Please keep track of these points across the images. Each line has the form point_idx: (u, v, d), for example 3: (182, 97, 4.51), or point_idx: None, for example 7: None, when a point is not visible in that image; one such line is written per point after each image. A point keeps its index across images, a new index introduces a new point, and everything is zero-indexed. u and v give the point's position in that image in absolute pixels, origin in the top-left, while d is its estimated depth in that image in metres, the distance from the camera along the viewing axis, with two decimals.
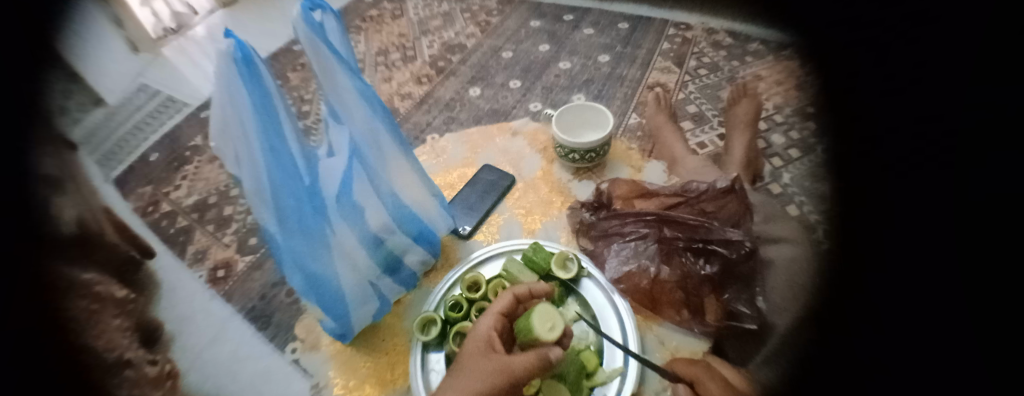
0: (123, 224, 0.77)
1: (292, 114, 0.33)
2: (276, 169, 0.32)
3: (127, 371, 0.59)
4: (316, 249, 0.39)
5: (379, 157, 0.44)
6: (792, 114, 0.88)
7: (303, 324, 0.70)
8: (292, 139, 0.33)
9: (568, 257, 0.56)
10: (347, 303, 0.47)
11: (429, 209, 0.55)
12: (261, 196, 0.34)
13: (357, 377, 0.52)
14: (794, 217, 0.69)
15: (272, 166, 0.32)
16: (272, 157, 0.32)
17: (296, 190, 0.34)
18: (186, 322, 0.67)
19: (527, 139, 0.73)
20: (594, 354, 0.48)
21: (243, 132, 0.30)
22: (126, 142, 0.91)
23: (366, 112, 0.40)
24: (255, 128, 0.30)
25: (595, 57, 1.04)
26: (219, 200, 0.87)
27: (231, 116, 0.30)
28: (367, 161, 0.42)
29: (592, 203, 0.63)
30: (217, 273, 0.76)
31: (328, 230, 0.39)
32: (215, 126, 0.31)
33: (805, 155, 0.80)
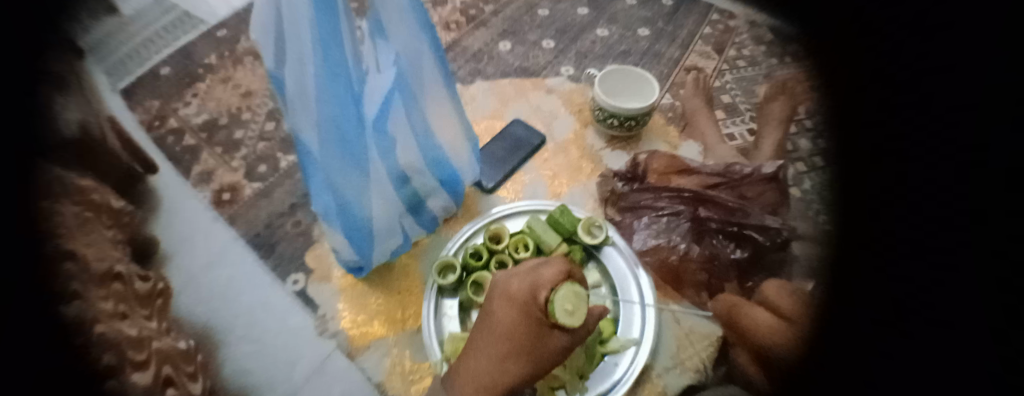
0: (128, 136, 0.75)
1: (346, 17, 0.29)
2: (324, 77, 0.29)
3: (117, 284, 0.54)
4: (348, 173, 0.37)
5: (421, 86, 0.40)
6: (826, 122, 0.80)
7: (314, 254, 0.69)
8: (343, 47, 0.30)
9: (595, 223, 0.53)
10: (370, 237, 0.46)
11: (461, 156, 0.52)
12: (307, 107, 0.31)
13: (367, 313, 0.54)
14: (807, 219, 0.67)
15: (320, 71, 0.29)
16: (322, 60, 0.29)
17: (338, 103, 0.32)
18: (187, 244, 0.66)
19: (562, 99, 0.70)
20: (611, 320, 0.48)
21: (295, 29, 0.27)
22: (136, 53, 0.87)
23: (416, 33, 0.36)
24: (307, 27, 0.27)
25: (633, 30, 0.99)
26: (228, 123, 0.83)
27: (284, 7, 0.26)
28: (410, 89, 0.39)
29: (625, 174, 0.60)
30: (223, 195, 0.73)
31: (362, 153, 0.37)
32: (258, 16, 0.27)
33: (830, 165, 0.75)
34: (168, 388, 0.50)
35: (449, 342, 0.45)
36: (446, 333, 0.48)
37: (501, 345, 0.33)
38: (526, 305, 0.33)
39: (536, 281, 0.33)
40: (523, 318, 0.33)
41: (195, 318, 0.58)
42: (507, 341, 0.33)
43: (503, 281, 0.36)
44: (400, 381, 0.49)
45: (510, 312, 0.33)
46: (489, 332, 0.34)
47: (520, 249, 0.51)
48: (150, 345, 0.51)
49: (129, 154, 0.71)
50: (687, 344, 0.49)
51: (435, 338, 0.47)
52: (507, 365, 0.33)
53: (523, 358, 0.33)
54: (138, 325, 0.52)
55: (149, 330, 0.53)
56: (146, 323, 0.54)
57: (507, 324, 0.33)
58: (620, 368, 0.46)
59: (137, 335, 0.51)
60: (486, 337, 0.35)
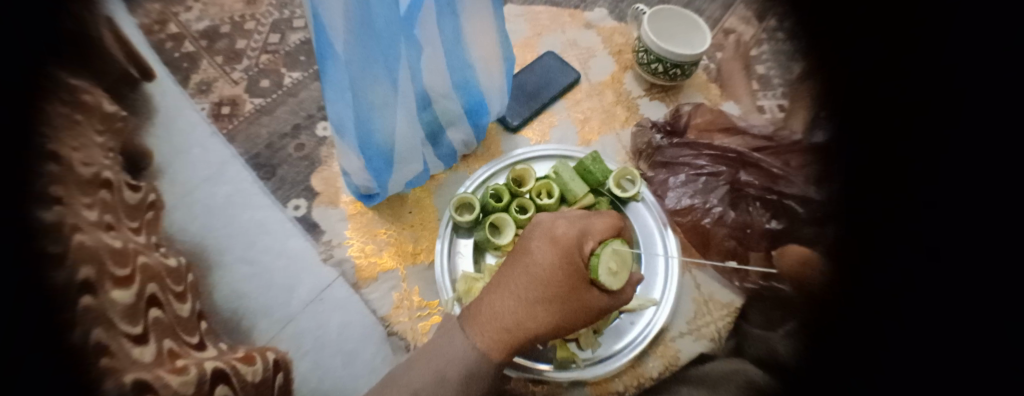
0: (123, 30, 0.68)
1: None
2: None
3: (105, 192, 0.44)
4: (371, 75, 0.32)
5: None
6: None
7: (320, 177, 0.66)
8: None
9: (627, 175, 0.49)
10: (385, 159, 0.42)
11: (493, 81, 0.46)
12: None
13: (374, 243, 0.52)
14: None
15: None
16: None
17: None
18: (184, 156, 0.60)
19: (602, 36, 0.63)
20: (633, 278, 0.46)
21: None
22: None
23: None
24: None
25: None
26: (231, 31, 0.77)
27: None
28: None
29: (665, 127, 0.55)
30: (222, 109, 0.70)
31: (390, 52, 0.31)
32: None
33: None
34: (154, 308, 0.39)
35: (462, 281, 0.44)
36: (458, 273, 0.46)
37: (536, 289, 0.32)
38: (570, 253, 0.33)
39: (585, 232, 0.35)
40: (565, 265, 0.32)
41: (189, 236, 0.53)
42: (547, 286, 0.32)
43: (548, 222, 0.35)
44: (406, 315, 0.50)
45: (554, 254, 0.33)
46: (531, 273, 0.33)
47: (544, 196, 0.47)
48: (134, 259, 0.41)
49: (125, 55, 0.61)
50: (704, 311, 0.49)
51: (448, 277, 0.45)
52: (540, 312, 0.32)
53: (556, 305, 0.32)
54: (124, 237, 0.42)
55: (136, 244, 0.44)
56: (134, 236, 0.45)
57: (549, 266, 0.32)
58: (637, 327, 0.45)
59: (120, 247, 0.40)
60: (523, 275, 0.33)
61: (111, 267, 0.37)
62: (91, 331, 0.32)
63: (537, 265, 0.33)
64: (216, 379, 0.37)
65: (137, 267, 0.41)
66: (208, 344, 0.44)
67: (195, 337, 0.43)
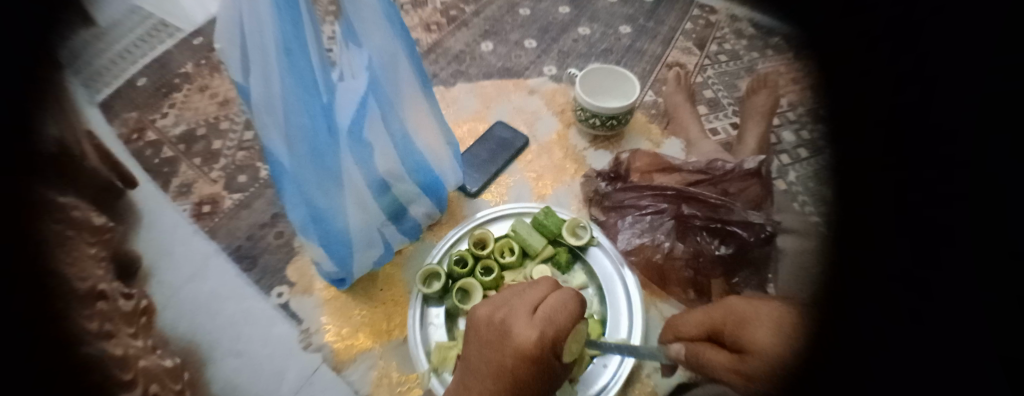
0: (105, 147, 0.71)
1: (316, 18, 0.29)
2: (296, 83, 0.29)
3: (101, 302, 0.54)
4: (322, 179, 0.36)
5: (397, 90, 0.39)
6: (805, 114, 0.83)
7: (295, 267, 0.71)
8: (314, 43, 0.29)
9: (580, 224, 0.53)
10: (352, 247, 0.46)
11: (442, 158, 0.51)
12: (275, 111, 0.30)
13: (350, 325, 0.52)
14: (796, 212, 0.68)
15: (285, 69, 0.28)
16: (290, 59, 0.28)
17: (312, 109, 0.32)
18: (167, 257, 0.64)
19: (544, 99, 0.70)
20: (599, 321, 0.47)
21: (258, 24, 0.26)
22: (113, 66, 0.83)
23: (386, 33, 0.35)
24: (275, 36, 0.27)
25: (613, 29, 0.94)
26: (207, 133, 0.83)
27: (246, 10, 0.26)
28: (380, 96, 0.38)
29: (609, 174, 0.60)
30: (202, 209, 0.73)
31: (335, 157, 0.36)
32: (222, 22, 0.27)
33: (813, 156, 0.76)
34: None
35: (435, 351, 0.46)
36: (432, 343, 0.48)
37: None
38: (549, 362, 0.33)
39: (551, 327, 0.33)
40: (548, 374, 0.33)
41: (181, 334, 0.57)
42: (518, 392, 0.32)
43: (494, 307, 0.37)
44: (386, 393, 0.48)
45: (524, 364, 0.32)
46: (499, 379, 0.33)
47: (506, 253, 0.50)
48: (137, 364, 0.52)
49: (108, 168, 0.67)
50: None
51: (421, 348, 0.47)
52: None
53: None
54: None
55: (135, 349, 0.53)
56: (132, 341, 0.53)
57: (517, 374, 0.32)
58: (609, 369, 0.47)
59: None
60: (490, 380, 0.33)
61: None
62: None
63: (506, 374, 0.32)
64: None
65: None
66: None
67: None
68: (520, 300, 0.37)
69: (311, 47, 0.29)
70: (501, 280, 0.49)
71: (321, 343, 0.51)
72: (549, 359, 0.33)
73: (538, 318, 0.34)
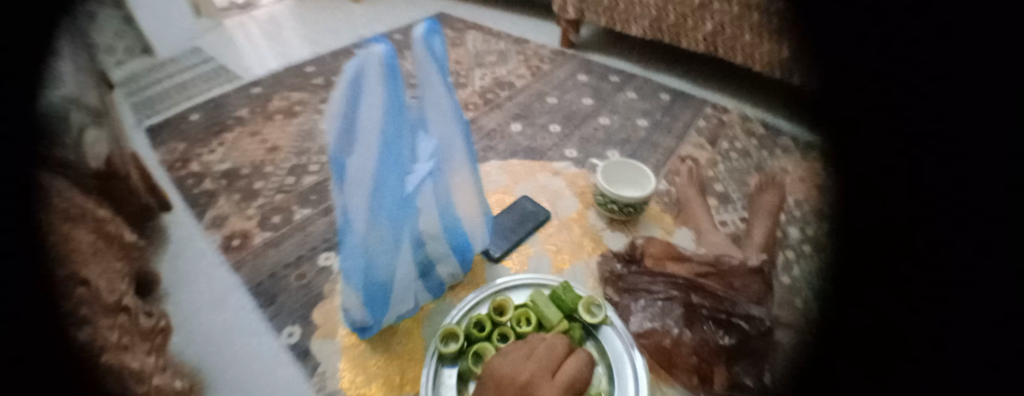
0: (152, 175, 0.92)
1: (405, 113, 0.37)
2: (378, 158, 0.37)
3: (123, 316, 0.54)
4: (379, 236, 0.42)
5: (452, 170, 0.46)
6: (809, 212, 0.88)
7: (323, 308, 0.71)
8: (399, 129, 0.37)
9: (595, 302, 0.55)
10: (382, 300, 0.50)
11: (476, 228, 0.56)
12: (362, 182, 0.37)
13: (365, 375, 0.54)
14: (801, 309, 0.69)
15: (377, 148, 0.36)
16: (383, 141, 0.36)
17: (384, 178, 0.39)
18: (186, 284, 0.74)
19: (566, 181, 0.78)
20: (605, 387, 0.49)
21: (366, 116, 0.34)
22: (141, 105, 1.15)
23: (453, 126, 0.43)
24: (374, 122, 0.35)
25: (629, 121, 1.07)
26: (249, 172, 0.96)
27: (359, 100, 0.33)
28: (438, 174, 0.45)
29: (623, 255, 0.66)
30: (232, 242, 0.82)
31: (393, 218, 0.42)
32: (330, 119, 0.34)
33: (817, 253, 0.79)
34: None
35: None
36: None
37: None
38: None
39: None
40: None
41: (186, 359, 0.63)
42: None
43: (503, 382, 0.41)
44: None
45: None
46: None
47: (523, 323, 0.52)
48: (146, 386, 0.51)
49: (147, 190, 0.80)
50: None
51: None
52: None
53: None
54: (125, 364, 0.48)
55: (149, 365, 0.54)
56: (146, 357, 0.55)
57: None
58: None
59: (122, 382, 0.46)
60: None
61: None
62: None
63: None
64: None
65: None
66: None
67: None
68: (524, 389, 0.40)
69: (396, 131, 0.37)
70: None
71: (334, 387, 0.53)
72: None
73: None
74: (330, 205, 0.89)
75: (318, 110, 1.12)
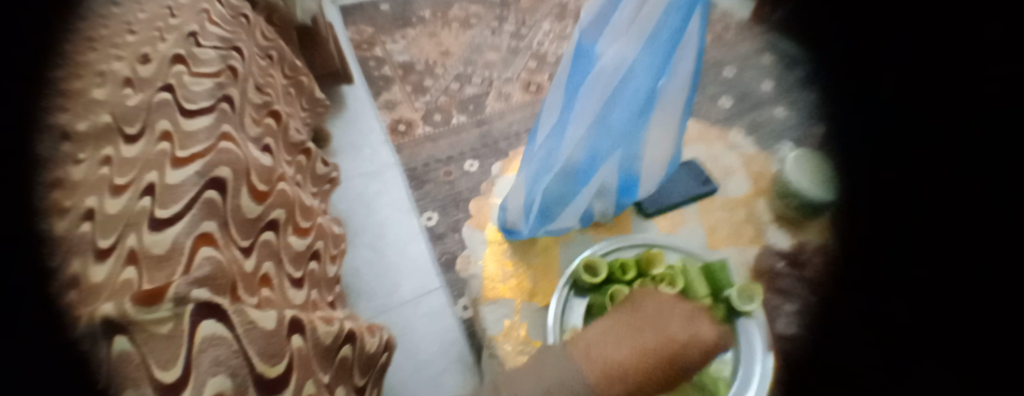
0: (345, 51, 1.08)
1: (689, 24, 0.35)
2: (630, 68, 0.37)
3: (301, 158, 0.66)
4: (587, 136, 0.42)
5: (669, 116, 0.44)
6: None
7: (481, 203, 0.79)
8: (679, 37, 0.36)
9: (752, 292, 0.51)
10: (539, 211, 0.54)
11: (649, 184, 0.55)
12: (614, 75, 0.37)
13: (502, 274, 0.60)
14: None
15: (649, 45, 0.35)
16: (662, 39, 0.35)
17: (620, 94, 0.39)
18: (353, 151, 0.93)
19: (743, 160, 0.73)
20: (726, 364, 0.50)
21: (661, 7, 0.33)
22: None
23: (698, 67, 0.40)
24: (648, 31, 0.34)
25: (815, 119, 0.87)
26: (421, 69, 1.06)
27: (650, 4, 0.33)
28: (666, 108, 0.43)
29: (788, 256, 0.64)
30: (399, 127, 0.96)
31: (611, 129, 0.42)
32: None
33: None
34: (312, 260, 0.56)
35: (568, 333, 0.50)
36: (568, 325, 0.52)
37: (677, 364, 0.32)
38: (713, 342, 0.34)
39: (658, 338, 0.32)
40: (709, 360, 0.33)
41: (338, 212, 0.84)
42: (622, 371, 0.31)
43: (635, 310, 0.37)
44: (509, 344, 0.53)
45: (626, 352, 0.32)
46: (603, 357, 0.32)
47: (666, 283, 0.51)
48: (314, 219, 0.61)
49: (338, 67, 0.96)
50: None
51: (553, 325, 0.51)
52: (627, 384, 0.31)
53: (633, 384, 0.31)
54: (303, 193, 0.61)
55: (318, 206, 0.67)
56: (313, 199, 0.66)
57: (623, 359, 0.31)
58: None
59: (308, 206, 0.60)
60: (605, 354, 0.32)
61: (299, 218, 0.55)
62: (264, 262, 0.42)
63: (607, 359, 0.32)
64: (346, 338, 0.45)
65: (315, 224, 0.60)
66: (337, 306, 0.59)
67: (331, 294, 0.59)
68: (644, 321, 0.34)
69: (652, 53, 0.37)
70: None
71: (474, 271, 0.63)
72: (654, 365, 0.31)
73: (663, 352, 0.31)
74: (482, 119, 0.96)
75: (491, 27, 1.15)
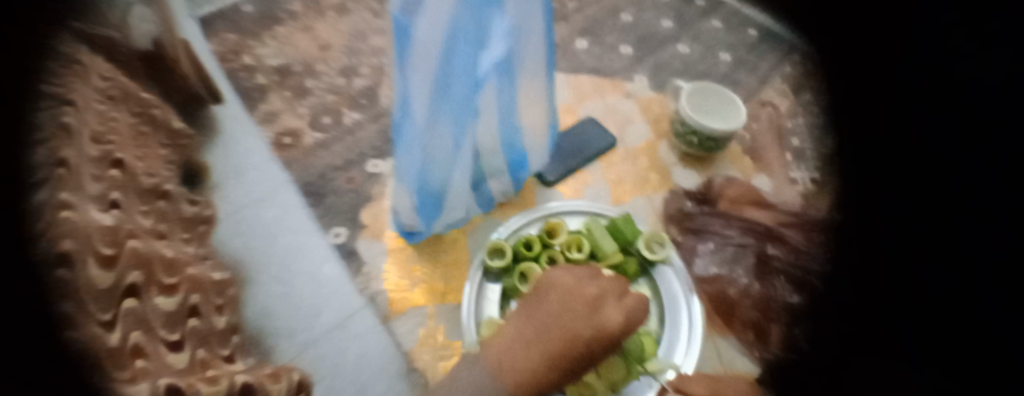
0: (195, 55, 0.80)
1: None
2: (460, 25, 0.31)
3: (160, 203, 0.53)
4: (435, 118, 0.37)
5: (527, 63, 0.40)
6: None
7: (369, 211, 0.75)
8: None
9: (658, 239, 0.53)
10: (436, 210, 0.50)
11: (537, 144, 0.53)
12: (433, 51, 0.31)
13: (408, 279, 0.66)
14: None
15: (457, 11, 0.30)
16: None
17: (462, 56, 0.34)
18: (238, 176, 0.70)
19: (639, 106, 0.80)
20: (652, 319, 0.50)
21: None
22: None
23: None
24: None
25: (712, 52, 0.90)
26: (301, 71, 0.91)
27: None
28: (518, 58, 0.39)
29: (697, 195, 0.69)
30: (284, 140, 0.81)
31: (456, 103, 0.37)
32: None
33: None
34: (192, 319, 0.47)
35: (484, 324, 0.47)
36: (484, 316, 0.50)
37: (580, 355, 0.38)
38: (612, 331, 0.39)
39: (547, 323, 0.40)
40: (613, 346, 0.40)
41: (231, 251, 0.62)
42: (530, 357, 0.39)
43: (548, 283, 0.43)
44: (429, 352, 0.60)
45: (526, 350, 0.39)
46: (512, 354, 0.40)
47: (574, 249, 0.51)
48: (183, 271, 0.50)
49: (197, 79, 0.74)
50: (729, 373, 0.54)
51: (472, 319, 0.49)
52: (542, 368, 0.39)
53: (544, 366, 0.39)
54: (174, 247, 0.51)
55: (186, 255, 0.53)
56: (183, 248, 0.53)
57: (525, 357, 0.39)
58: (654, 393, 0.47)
59: (171, 258, 0.48)
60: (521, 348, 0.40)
61: (160, 275, 0.44)
62: (133, 333, 0.35)
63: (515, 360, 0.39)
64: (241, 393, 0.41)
65: (185, 278, 0.49)
66: (237, 359, 0.50)
67: (226, 349, 0.50)
68: (544, 315, 0.40)
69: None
70: None
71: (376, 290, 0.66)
72: (554, 355, 0.38)
73: (560, 346, 0.38)
74: (380, 113, 0.87)
75: (370, 8, 1.02)
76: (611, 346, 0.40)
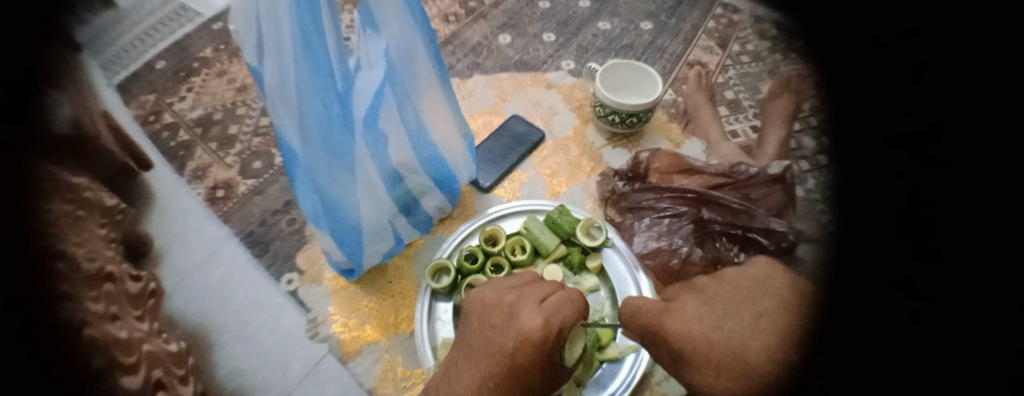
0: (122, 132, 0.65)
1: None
2: (313, 71, 0.35)
3: (109, 284, 0.48)
4: (341, 175, 0.43)
5: (413, 82, 0.45)
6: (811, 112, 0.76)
7: (306, 254, 0.72)
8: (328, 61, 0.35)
9: (595, 225, 0.61)
10: (363, 240, 0.54)
11: (456, 153, 0.59)
12: (287, 96, 0.34)
13: (357, 317, 0.65)
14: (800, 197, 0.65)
15: (305, 93, 0.35)
16: (312, 78, 0.35)
17: (329, 94, 0.37)
18: (179, 241, 0.63)
19: (562, 94, 0.83)
20: (604, 301, 0.58)
21: (282, 67, 0.33)
22: (133, 47, 0.83)
23: (405, 23, 0.40)
24: (294, 28, 0.32)
25: (631, 25, 0.92)
26: (224, 117, 0.84)
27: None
28: (399, 79, 0.43)
29: (626, 174, 0.71)
30: (217, 193, 0.75)
31: (353, 157, 0.43)
32: None
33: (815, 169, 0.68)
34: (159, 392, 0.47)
35: (442, 347, 0.52)
36: (440, 338, 0.54)
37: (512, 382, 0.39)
38: (514, 316, 0.41)
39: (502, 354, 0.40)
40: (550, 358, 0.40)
41: (189, 317, 0.57)
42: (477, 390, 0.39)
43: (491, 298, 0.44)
44: (392, 386, 0.60)
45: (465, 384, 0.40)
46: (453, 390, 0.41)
47: (517, 252, 0.58)
48: (141, 348, 0.47)
49: (122, 150, 0.63)
50: None
51: (429, 344, 0.54)
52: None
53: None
54: (130, 326, 0.48)
55: (140, 332, 0.49)
56: (138, 324, 0.50)
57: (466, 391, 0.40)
58: (618, 374, 0.53)
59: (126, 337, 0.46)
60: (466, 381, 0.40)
61: (119, 356, 0.45)
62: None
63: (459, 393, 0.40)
64: None
65: (143, 354, 0.47)
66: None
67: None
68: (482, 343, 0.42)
69: (329, 45, 0.35)
70: (511, 275, 0.56)
71: (326, 333, 0.64)
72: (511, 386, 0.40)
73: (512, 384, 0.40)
74: None
75: None
76: (547, 355, 0.40)
